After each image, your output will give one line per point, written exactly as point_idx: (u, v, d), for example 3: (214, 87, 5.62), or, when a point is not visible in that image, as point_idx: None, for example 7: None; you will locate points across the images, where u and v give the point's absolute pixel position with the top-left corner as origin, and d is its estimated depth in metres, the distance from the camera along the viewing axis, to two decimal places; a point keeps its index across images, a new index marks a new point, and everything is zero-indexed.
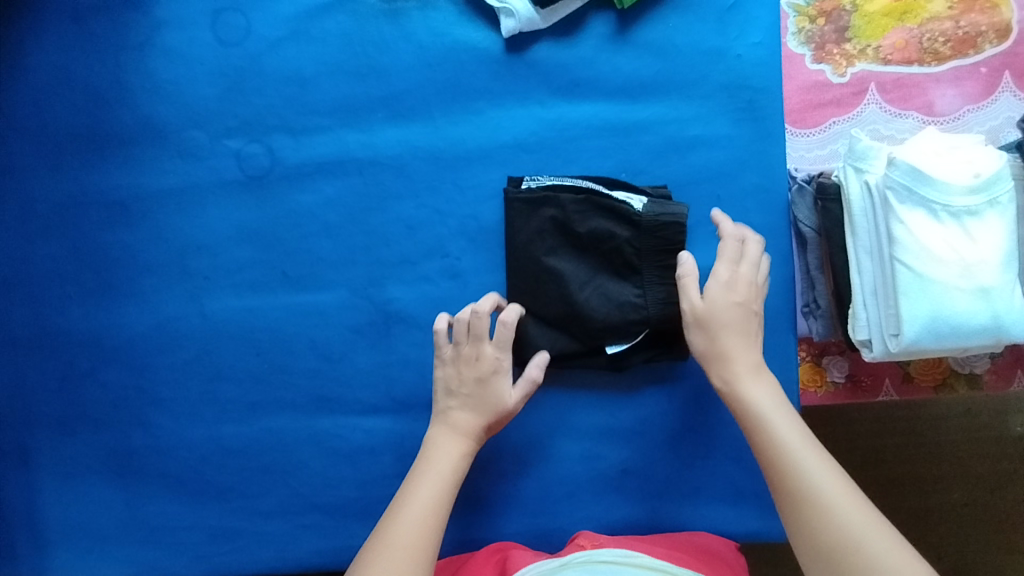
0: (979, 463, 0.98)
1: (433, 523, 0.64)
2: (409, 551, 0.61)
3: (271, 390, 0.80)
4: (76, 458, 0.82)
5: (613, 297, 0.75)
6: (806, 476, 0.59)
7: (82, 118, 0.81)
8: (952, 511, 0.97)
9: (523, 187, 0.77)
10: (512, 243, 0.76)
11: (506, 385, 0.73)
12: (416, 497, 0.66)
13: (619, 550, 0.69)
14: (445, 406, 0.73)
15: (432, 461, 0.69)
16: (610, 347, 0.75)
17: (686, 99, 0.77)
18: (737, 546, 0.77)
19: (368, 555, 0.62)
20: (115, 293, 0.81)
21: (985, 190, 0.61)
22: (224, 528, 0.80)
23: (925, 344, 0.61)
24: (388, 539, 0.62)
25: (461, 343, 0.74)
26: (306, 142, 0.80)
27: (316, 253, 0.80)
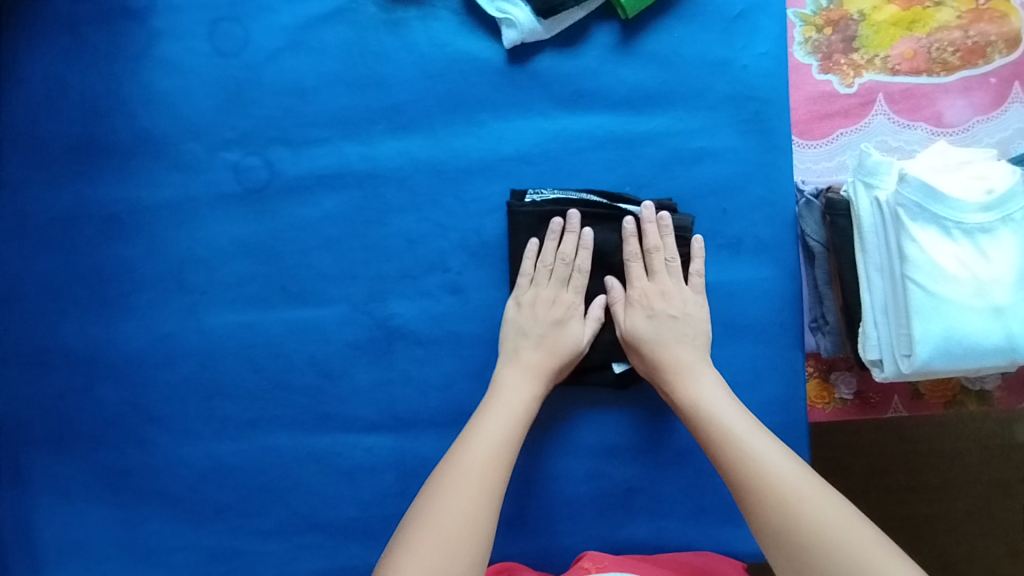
0: (986, 471, 0.96)
1: (501, 462, 0.65)
2: (478, 488, 0.62)
3: (270, 407, 0.79)
4: (72, 476, 0.80)
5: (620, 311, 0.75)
6: (755, 467, 0.61)
7: (76, 130, 0.80)
8: (958, 519, 0.96)
9: (526, 200, 0.75)
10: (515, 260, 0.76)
11: (579, 326, 0.74)
12: (483, 436, 0.66)
13: None
14: (517, 347, 0.73)
15: (504, 396, 0.70)
16: (616, 366, 0.76)
17: (692, 110, 0.76)
18: (745, 566, 0.76)
19: (432, 491, 0.62)
20: (111, 308, 0.80)
21: (999, 207, 0.59)
22: (222, 548, 0.79)
23: (937, 364, 0.60)
24: (453, 476, 0.63)
25: (534, 287, 0.74)
26: (304, 155, 0.78)
27: (315, 267, 0.78)
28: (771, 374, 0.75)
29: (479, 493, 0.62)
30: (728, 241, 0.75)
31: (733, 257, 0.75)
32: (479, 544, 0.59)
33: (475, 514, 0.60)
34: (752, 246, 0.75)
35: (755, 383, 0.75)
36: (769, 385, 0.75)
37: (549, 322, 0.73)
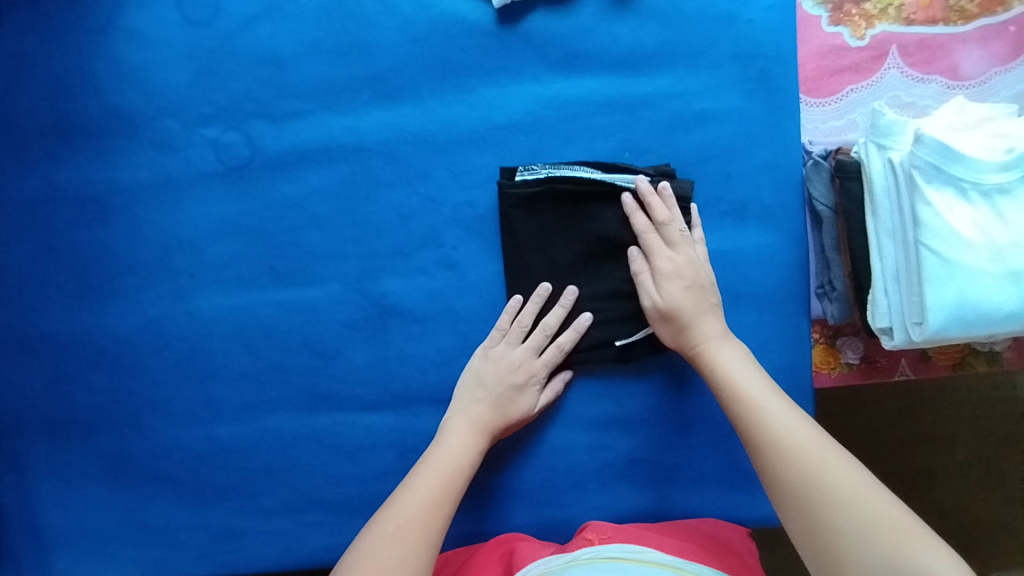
0: (990, 424, 0.96)
1: (442, 511, 0.64)
2: (415, 535, 0.61)
3: (267, 389, 0.78)
4: (70, 463, 0.80)
5: (619, 290, 0.73)
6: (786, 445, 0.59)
7: (46, 109, 0.76)
8: (961, 473, 0.96)
9: (517, 178, 0.73)
10: (512, 245, 0.73)
11: (526, 398, 0.72)
12: (422, 483, 0.65)
13: (627, 546, 0.70)
14: (472, 399, 0.72)
15: (445, 452, 0.68)
16: (620, 341, 0.73)
17: (693, 70, 0.72)
18: (748, 532, 0.77)
19: (369, 541, 0.61)
20: (97, 294, 0.78)
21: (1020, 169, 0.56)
22: (226, 527, 0.79)
23: (950, 332, 0.58)
24: (391, 524, 0.62)
25: (504, 343, 0.73)
26: (287, 129, 0.75)
27: (304, 245, 0.76)
28: (774, 343, 0.73)
29: (416, 539, 0.61)
30: (732, 207, 0.73)
31: (736, 224, 0.73)
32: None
33: (413, 564, 0.59)
34: (756, 212, 0.73)
35: (760, 352, 0.73)
36: (774, 353, 0.73)
37: (506, 382, 0.71)
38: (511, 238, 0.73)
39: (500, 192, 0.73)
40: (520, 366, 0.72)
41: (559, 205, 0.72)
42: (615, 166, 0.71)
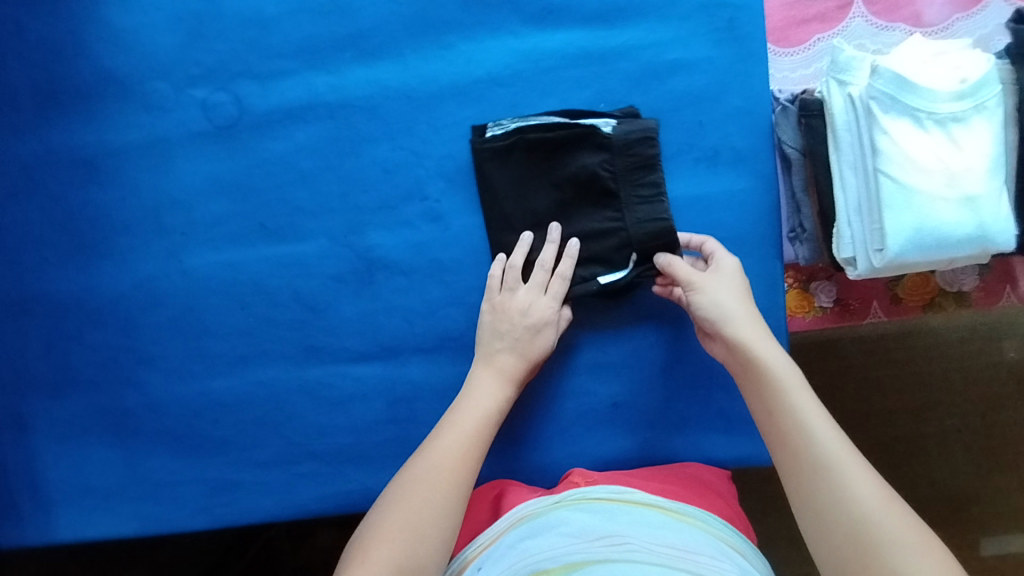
0: (973, 389, 1.10)
1: (470, 456, 0.67)
2: (445, 481, 0.64)
3: (259, 343, 0.80)
4: (71, 420, 0.82)
5: (597, 228, 0.74)
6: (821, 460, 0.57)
7: (39, 74, 0.78)
8: (947, 434, 1.10)
9: (487, 135, 0.75)
10: (491, 200, 0.76)
11: (545, 337, 0.73)
12: (453, 431, 0.68)
13: (612, 487, 0.71)
14: (490, 349, 0.73)
15: (470, 401, 0.71)
16: (600, 278, 0.74)
17: (664, 21, 0.74)
18: (728, 472, 0.79)
19: (400, 485, 0.65)
20: (93, 253, 0.80)
21: (967, 96, 0.59)
22: (223, 480, 0.81)
23: (910, 257, 0.61)
24: (420, 471, 0.65)
25: (506, 290, 0.74)
26: (273, 88, 0.77)
27: (293, 202, 0.78)
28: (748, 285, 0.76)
29: (447, 484, 0.64)
30: (705, 153, 0.75)
31: (709, 169, 0.75)
32: (438, 531, 0.61)
33: (445, 508, 0.63)
34: (728, 158, 0.75)
35: None
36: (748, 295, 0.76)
37: (513, 327, 0.73)
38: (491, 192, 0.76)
39: (475, 150, 0.76)
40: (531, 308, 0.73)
41: (530, 155, 0.74)
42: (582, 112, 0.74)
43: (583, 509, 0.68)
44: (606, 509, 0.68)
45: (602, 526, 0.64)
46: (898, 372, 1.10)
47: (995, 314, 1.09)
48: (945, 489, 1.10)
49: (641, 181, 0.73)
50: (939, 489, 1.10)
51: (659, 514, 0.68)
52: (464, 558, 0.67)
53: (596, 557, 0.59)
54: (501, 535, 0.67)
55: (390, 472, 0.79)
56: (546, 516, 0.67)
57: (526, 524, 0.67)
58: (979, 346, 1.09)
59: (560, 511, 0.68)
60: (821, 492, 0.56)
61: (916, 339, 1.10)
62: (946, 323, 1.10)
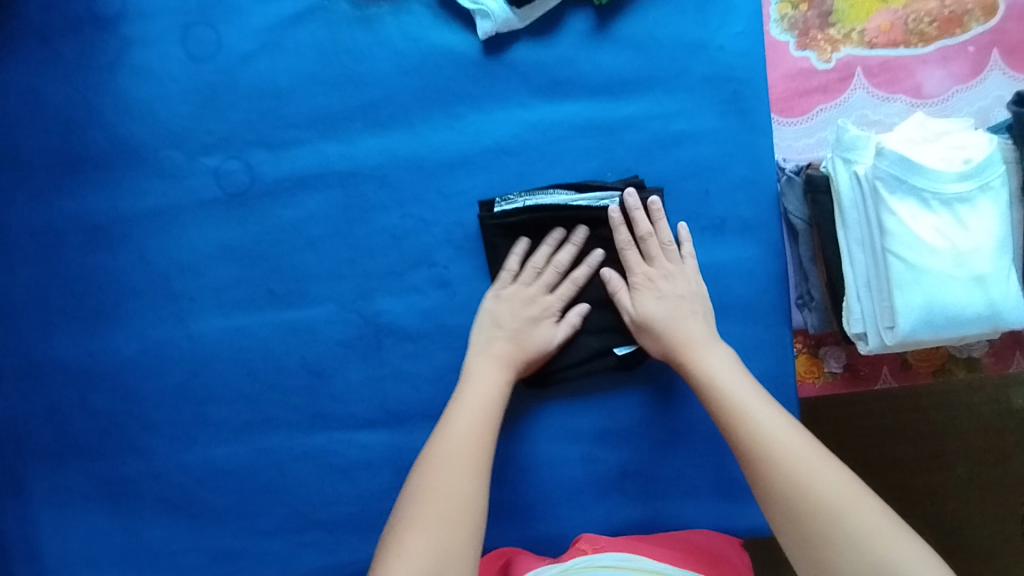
0: (984, 437, 1.07)
1: (484, 436, 0.67)
2: (464, 462, 0.64)
3: (264, 409, 0.79)
4: (71, 487, 0.81)
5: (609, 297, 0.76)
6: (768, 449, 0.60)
7: (55, 143, 0.80)
8: (958, 484, 1.08)
9: (496, 211, 0.76)
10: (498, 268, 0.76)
11: (545, 331, 0.74)
12: (463, 416, 0.68)
13: (620, 554, 0.70)
14: (489, 338, 0.74)
15: (475, 383, 0.71)
16: (618, 350, 0.75)
17: (670, 93, 0.76)
18: (740, 542, 0.77)
19: (422, 474, 0.63)
20: (101, 319, 0.80)
21: (967, 179, 0.59)
22: (224, 550, 0.80)
23: (921, 334, 0.60)
24: (439, 455, 0.65)
25: (516, 284, 0.75)
26: (284, 156, 0.78)
27: (302, 268, 0.78)
28: (757, 352, 0.75)
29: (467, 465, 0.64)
30: (711, 222, 0.76)
31: (716, 238, 0.76)
32: (471, 509, 0.61)
33: (467, 486, 0.62)
34: (735, 227, 0.75)
35: (745, 361, 0.75)
36: (756, 364, 0.75)
37: (520, 319, 0.74)
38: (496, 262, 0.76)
39: (481, 219, 0.76)
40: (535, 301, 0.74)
41: (538, 229, 0.76)
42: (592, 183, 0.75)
43: None
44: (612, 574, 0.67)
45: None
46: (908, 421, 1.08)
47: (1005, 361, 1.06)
48: (957, 540, 1.08)
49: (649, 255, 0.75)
50: (951, 540, 1.08)
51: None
52: None
53: None
54: None
55: None
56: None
57: None
58: (987, 396, 1.08)
59: None
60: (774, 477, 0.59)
61: (923, 387, 1.07)
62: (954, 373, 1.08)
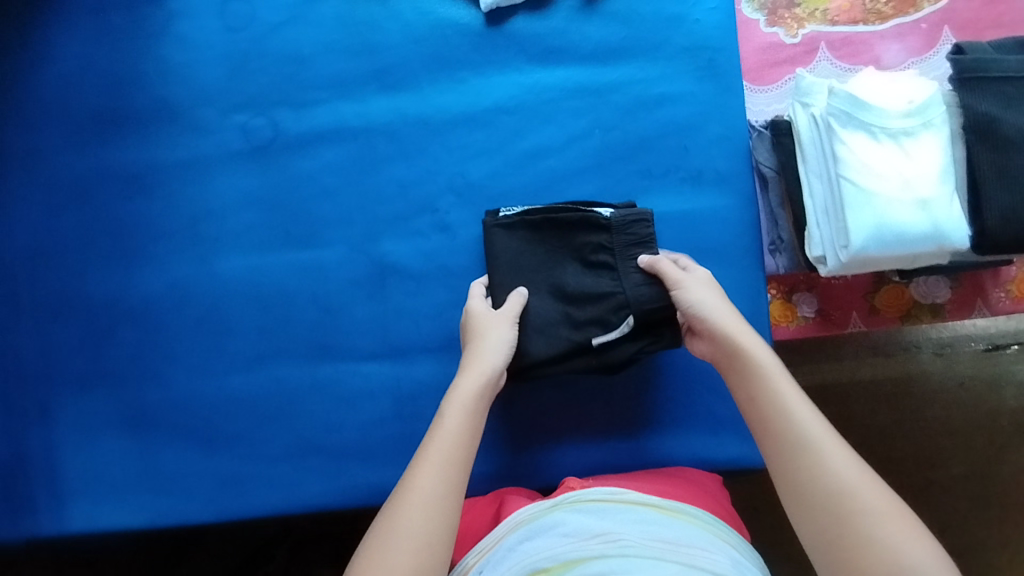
0: (978, 437, 1.13)
1: (462, 452, 0.66)
2: (442, 483, 0.63)
3: (277, 342, 0.86)
4: (94, 413, 0.87)
5: (595, 290, 0.77)
6: (803, 440, 0.61)
7: (102, 101, 0.89)
8: (954, 482, 1.12)
9: (500, 216, 0.81)
10: (493, 261, 0.80)
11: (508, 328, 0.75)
12: (443, 434, 0.67)
13: (606, 489, 0.74)
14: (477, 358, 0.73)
15: (457, 397, 0.70)
16: (595, 338, 0.77)
17: (651, 60, 0.84)
18: (720, 477, 0.82)
19: (408, 483, 0.63)
20: (131, 258, 0.88)
21: (908, 117, 0.67)
22: (233, 474, 0.86)
23: (873, 253, 0.67)
24: (418, 473, 0.63)
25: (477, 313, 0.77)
26: (305, 114, 0.87)
27: (317, 213, 0.86)
28: (734, 292, 0.81)
29: (443, 485, 0.63)
30: (690, 173, 0.83)
31: (695, 188, 0.83)
32: (453, 491, 0.63)
33: (441, 505, 0.62)
34: (712, 178, 0.83)
35: None
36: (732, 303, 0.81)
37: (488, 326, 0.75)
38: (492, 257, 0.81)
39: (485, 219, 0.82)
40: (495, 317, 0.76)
41: (533, 231, 0.80)
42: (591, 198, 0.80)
43: (579, 511, 0.70)
44: (598, 509, 0.70)
45: (596, 524, 0.67)
46: (898, 414, 1.14)
47: (992, 363, 1.14)
48: (955, 539, 1.11)
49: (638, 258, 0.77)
50: (950, 539, 1.11)
51: (652, 511, 0.70)
52: (466, 563, 0.69)
53: (592, 556, 0.61)
54: (501, 538, 0.69)
55: (395, 466, 0.84)
56: (542, 518, 0.69)
57: (524, 528, 0.69)
58: (980, 395, 1.13)
59: (556, 512, 0.70)
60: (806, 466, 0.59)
61: (915, 387, 1.14)
62: (945, 369, 1.14)
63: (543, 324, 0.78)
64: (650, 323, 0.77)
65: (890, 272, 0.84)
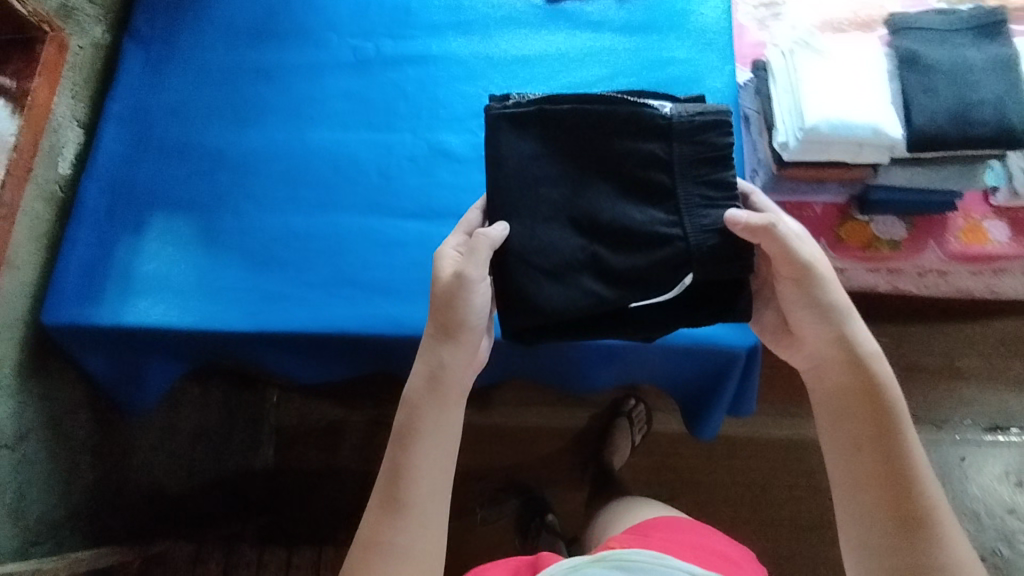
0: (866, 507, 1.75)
1: (438, 483, 0.80)
2: (419, 524, 0.77)
3: (339, 196, 1.06)
4: (177, 231, 1.06)
5: (644, 217, 0.83)
6: (930, 509, 0.73)
7: (256, 19, 1.19)
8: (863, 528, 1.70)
9: (508, 104, 0.86)
10: (504, 166, 0.85)
11: (468, 296, 0.83)
12: (421, 472, 0.79)
13: (654, 553, 0.74)
14: (429, 350, 0.84)
15: (435, 427, 0.81)
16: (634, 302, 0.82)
17: (666, 35, 1.11)
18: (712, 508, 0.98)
19: (390, 521, 0.77)
20: (244, 123, 1.12)
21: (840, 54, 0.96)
22: (274, 292, 1.00)
23: (824, 132, 0.90)
24: (399, 514, 0.77)
25: (447, 261, 0.85)
26: (402, 44, 1.15)
27: (394, 110, 1.10)
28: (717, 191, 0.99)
29: (420, 523, 0.77)
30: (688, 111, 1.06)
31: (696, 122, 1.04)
32: (430, 522, 0.78)
33: (423, 542, 0.77)
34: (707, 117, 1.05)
35: None
36: None
37: (451, 295, 0.83)
38: (499, 166, 0.85)
39: (489, 113, 0.86)
40: (462, 276, 0.82)
41: (573, 129, 0.84)
42: (629, 100, 0.83)
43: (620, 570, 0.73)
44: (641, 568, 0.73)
45: None
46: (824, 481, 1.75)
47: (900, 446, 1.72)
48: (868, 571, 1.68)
49: (701, 176, 0.82)
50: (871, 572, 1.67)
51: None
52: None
53: None
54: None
55: (412, 302, 0.98)
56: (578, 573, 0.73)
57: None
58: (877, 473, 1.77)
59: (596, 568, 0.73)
60: (927, 530, 0.72)
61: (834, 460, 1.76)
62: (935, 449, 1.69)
63: (564, 274, 0.83)
64: (704, 294, 0.85)
65: (854, 211, 1.08)
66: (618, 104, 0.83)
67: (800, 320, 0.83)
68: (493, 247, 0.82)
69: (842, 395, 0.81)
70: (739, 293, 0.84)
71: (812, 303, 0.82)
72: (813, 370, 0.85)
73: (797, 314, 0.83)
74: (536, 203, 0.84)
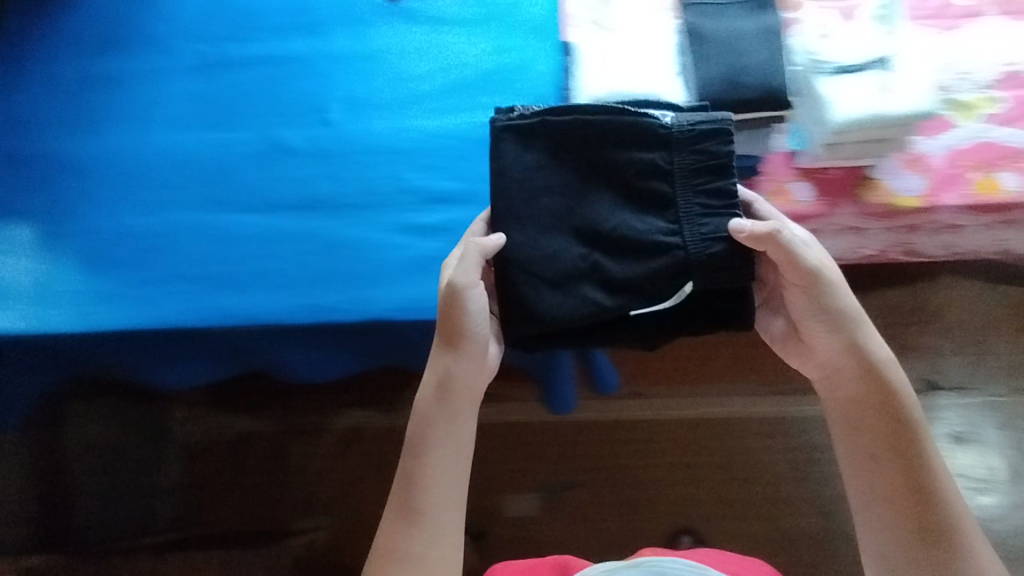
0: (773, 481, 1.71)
1: (450, 489, 0.87)
2: (435, 529, 0.86)
3: (179, 194, 1.08)
4: (15, 238, 1.06)
5: (641, 227, 0.88)
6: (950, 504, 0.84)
7: (101, 29, 1.21)
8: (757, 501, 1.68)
9: (512, 117, 0.92)
10: (503, 173, 0.90)
11: (471, 306, 0.87)
12: (434, 480, 0.87)
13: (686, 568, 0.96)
14: (439, 361, 0.89)
15: (452, 435, 0.88)
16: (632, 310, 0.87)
17: (494, 26, 1.17)
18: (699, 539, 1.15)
19: (410, 525, 0.85)
20: (87, 129, 1.13)
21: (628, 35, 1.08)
22: (109, 291, 1.01)
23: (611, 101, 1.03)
24: (423, 520, 0.85)
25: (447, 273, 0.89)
26: (245, 46, 1.18)
27: (237, 108, 1.13)
28: None
29: (438, 525, 0.86)
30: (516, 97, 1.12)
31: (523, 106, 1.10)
32: (446, 525, 0.86)
33: (441, 540, 0.86)
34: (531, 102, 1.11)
35: None
36: None
37: (462, 309, 0.87)
38: (502, 174, 0.90)
39: (494, 125, 0.91)
40: (457, 288, 0.86)
41: (574, 139, 0.89)
42: (628, 112, 0.89)
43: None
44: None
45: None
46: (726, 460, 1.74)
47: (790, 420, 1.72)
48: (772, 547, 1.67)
49: (699, 184, 0.87)
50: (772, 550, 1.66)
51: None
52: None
53: None
54: None
55: (248, 291, 1.00)
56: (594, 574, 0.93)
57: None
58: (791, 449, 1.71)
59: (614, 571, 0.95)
60: (945, 521, 0.83)
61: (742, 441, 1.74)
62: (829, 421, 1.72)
63: (565, 284, 0.87)
64: (703, 302, 0.89)
65: None
66: (613, 115, 0.88)
67: (812, 328, 0.91)
68: (483, 254, 0.87)
69: (856, 395, 0.89)
70: (738, 300, 0.89)
71: (822, 310, 0.90)
72: (824, 376, 0.93)
73: (809, 323, 0.91)
74: (540, 211, 0.89)
